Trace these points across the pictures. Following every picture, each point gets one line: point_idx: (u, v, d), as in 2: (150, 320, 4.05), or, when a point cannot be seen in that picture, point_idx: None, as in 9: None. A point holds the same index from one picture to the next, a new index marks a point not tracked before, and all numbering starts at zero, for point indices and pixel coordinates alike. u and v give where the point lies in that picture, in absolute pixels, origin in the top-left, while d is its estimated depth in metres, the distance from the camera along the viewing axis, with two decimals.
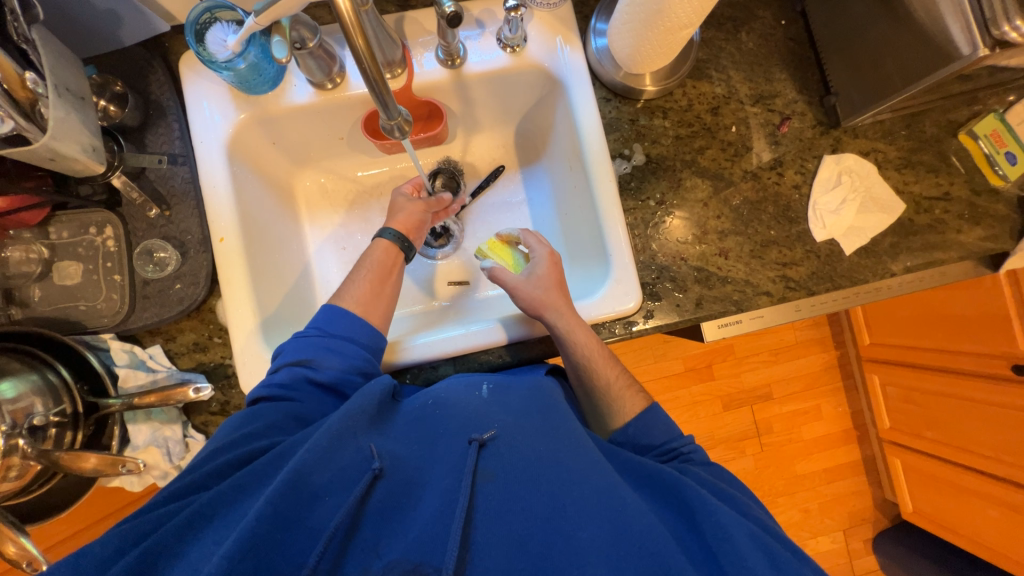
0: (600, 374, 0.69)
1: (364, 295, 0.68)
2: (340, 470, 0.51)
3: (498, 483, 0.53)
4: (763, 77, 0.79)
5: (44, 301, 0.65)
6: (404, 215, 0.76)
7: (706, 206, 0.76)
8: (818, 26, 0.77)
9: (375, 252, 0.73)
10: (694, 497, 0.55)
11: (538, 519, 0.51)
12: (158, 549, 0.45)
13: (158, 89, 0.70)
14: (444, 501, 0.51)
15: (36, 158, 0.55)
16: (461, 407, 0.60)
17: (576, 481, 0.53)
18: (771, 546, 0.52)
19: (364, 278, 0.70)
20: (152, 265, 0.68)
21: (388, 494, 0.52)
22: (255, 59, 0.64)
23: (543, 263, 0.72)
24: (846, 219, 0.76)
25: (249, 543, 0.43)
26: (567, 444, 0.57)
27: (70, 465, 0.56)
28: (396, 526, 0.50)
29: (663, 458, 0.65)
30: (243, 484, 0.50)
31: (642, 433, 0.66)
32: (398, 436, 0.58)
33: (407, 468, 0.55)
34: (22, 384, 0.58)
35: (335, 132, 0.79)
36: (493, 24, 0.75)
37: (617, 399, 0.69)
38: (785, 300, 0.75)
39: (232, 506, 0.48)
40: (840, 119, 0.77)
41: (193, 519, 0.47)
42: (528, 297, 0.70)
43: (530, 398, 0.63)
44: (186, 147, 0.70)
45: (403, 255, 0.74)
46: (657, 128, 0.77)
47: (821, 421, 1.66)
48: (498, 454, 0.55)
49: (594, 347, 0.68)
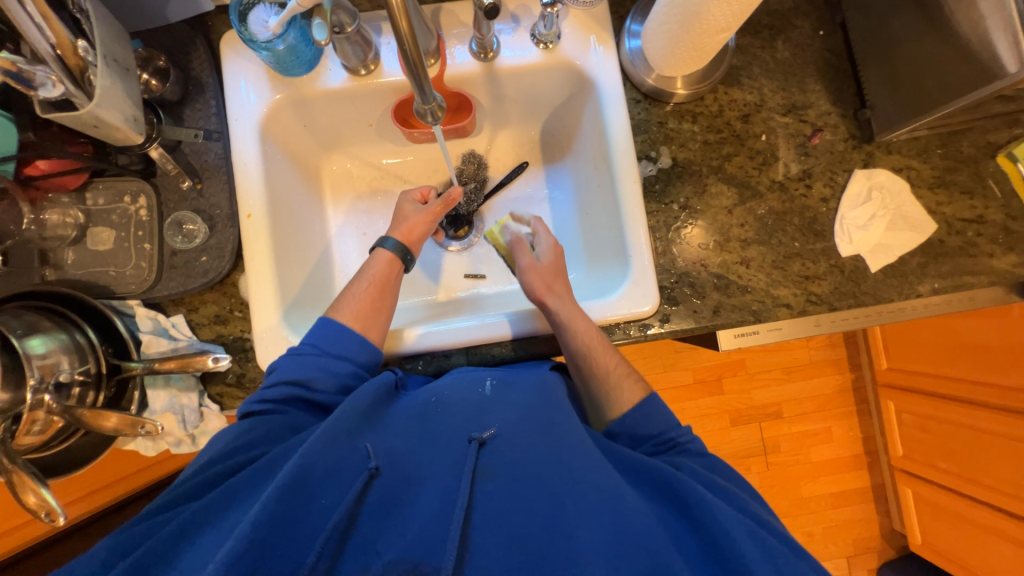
0: (600, 360, 0.67)
1: (363, 309, 0.67)
2: (337, 468, 0.52)
3: (498, 481, 0.53)
4: (797, 87, 0.78)
5: (76, 265, 0.67)
6: (407, 227, 0.75)
7: (730, 213, 0.75)
8: (857, 38, 0.75)
9: (378, 262, 0.72)
10: (692, 493, 0.54)
11: (538, 518, 0.51)
12: (153, 555, 0.46)
13: (198, 66, 0.72)
14: (444, 498, 0.52)
15: (81, 124, 0.57)
16: (462, 406, 0.61)
17: (576, 479, 0.53)
18: (767, 542, 0.51)
19: (364, 291, 0.69)
20: (180, 237, 0.69)
21: (387, 490, 0.53)
22: (294, 42, 0.66)
23: (547, 249, 0.75)
24: (874, 235, 0.74)
25: (248, 547, 0.44)
26: (566, 442, 0.57)
27: (92, 423, 0.57)
28: (396, 523, 0.50)
29: (657, 448, 0.64)
30: (239, 489, 0.51)
31: (638, 422, 0.65)
32: (393, 433, 0.58)
33: (403, 464, 0.55)
34: (52, 341, 0.58)
35: (364, 119, 0.80)
36: (528, 19, 0.75)
37: (618, 387, 0.67)
38: (805, 314, 0.74)
39: (226, 512, 0.49)
40: (874, 134, 0.75)
41: (174, 530, 0.47)
42: (531, 278, 0.71)
43: (532, 398, 0.63)
44: (221, 124, 0.72)
45: (403, 267, 0.74)
46: (686, 132, 0.77)
47: (830, 444, 1.63)
48: (496, 452, 0.55)
49: (593, 333, 0.67)
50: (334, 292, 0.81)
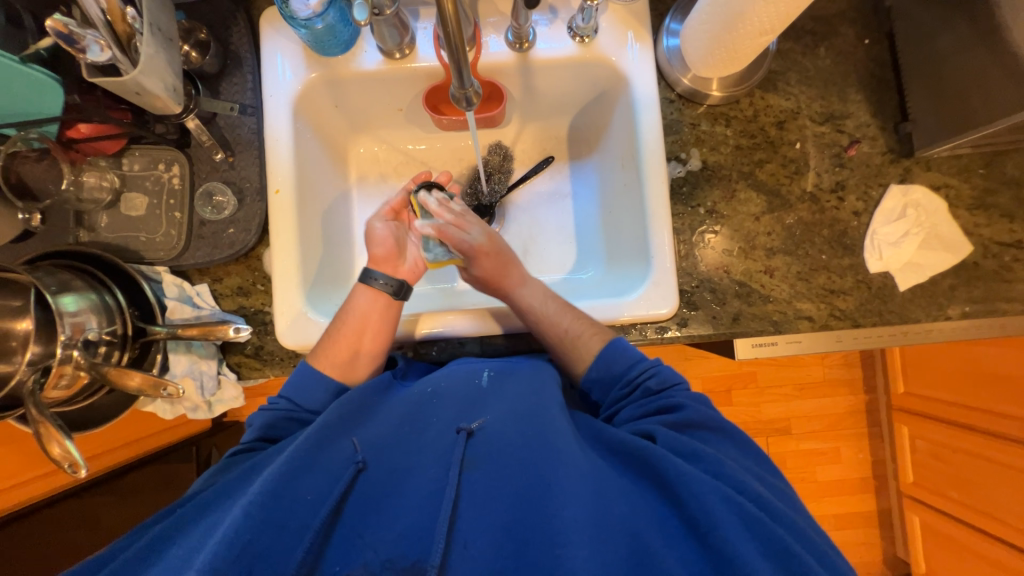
0: (552, 328, 0.68)
1: (338, 356, 0.66)
2: (326, 462, 0.54)
3: (484, 471, 0.54)
4: (836, 96, 0.76)
5: (109, 228, 0.69)
6: (383, 248, 0.73)
7: (758, 221, 0.74)
8: (904, 49, 0.73)
9: (364, 297, 0.70)
10: (671, 468, 0.51)
11: (522, 508, 0.51)
12: (147, 550, 0.50)
13: (238, 40, 0.74)
14: (432, 490, 0.53)
15: (123, 90, 0.58)
16: (455, 395, 0.61)
17: (559, 463, 0.53)
18: (744, 506, 0.49)
19: (340, 335, 0.67)
20: (210, 207, 0.71)
21: (377, 482, 0.55)
22: (332, 21, 0.66)
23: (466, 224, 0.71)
24: (906, 253, 0.72)
25: (238, 545, 0.46)
26: (551, 425, 0.56)
27: (117, 381, 0.58)
28: (384, 514, 0.52)
29: (623, 392, 0.64)
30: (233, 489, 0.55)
31: (605, 370, 0.65)
32: (379, 424, 0.59)
33: (390, 457, 0.56)
34: (83, 301, 0.60)
35: (395, 103, 0.81)
36: (565, 11, 0.75)
37: (581, 344, 0.67)
38: (827, 328, 0.72)
39: (215, 514, 0.52)
40: (914, 149, 0.73)
41: (156, 541, 0.50)
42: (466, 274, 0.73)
43: (520, 387, 0.62)
44: (256, 99, 0.73)
45: (393, 300, 0.70)
46: (718, 136, 0.75)
47: (838, 464, 1.60)
48: (484, 443, 0.56)
49: (545, 305, 0.69)
50: (353, 273, 0.82)
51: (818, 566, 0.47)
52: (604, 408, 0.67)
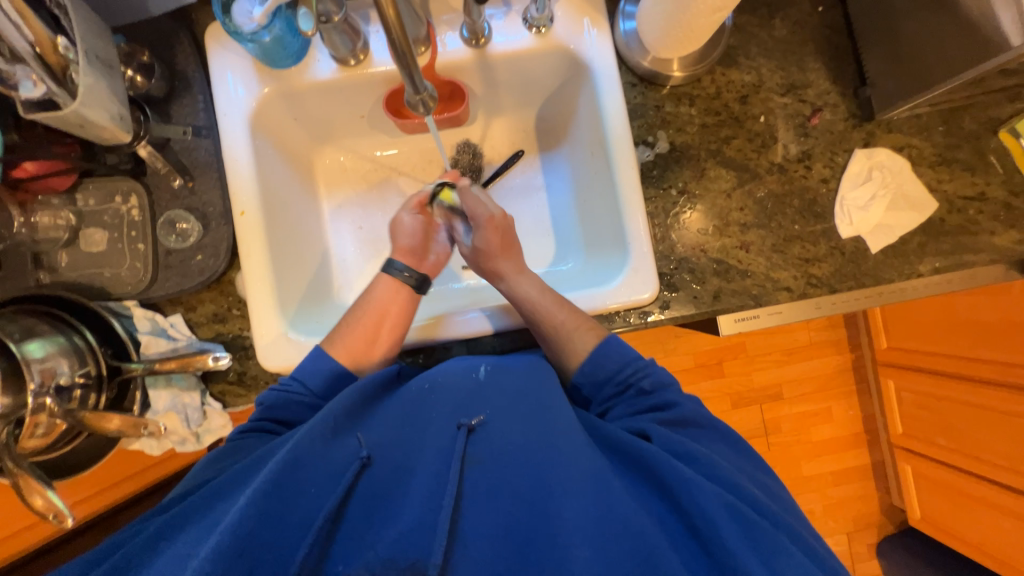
0: (547, 320, 0.67)
1: (356, 344, 0.67)
2: (327, 458, 0.53)
3: (485, 469, 0.54)
4: (796, 66, 0.76)
5: (71, 267, 0.67)
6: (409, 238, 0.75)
7: (729, 197, 0.74)
8: (857, 15, 0.74)
9: (381, 288, 0.71)
10: (672, 472, 0.51)
11: (522, 505, 0.51)
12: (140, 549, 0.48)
13: (184, 60, 0.71)
14: (432, 488, 0.52)
15: (65, 124, 0.56)
16: (453, 392, 0.60)
17: (562, 459, 0.53)
18: (749, 517, 0.49)
19: (361, 322, 0.68)
20: (174, 236, 0.68)
21: (377, 482, 0.54)
22: (280, 32, 0.64)
23: (483, 227, 0.71)
24: (874, 216, 0.73)
25: (236, 535, 0.45)
26: (554, 423, 0.56)
27: (95, 425, 0.57)
28: (386, 515, 0.52)
29: (616, 391, 0.64)
30: (229, 485, 0.54)
31: (596, 368, 0.64)
32: (382, 421, 0.59)
33: (393, 454, 0.56)
34: (50, 345, 0.58)
35: (356, 110, 0.79)
36: (519, 3, 0.73)
37: (575, 339, 0.66)
38: (805, 297, 0.73)
39: (212, 512, 0.50)
40: (874, 113, 0.74)
41: (161, 531, 0.49)
42: (474, 266, 0.75)
43: (522, 383, 0.61)
44: (210, 120, 0.71)
45: (414, 289, 0.72)
46: (683, 116, 0.75)
47: (831, 424, 1.65)
48: (484, 440, 0.56)
49: (536, 295, 0.69)
50: (332, 286, 0.81)
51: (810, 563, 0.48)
52: (594, 405, 0.66)
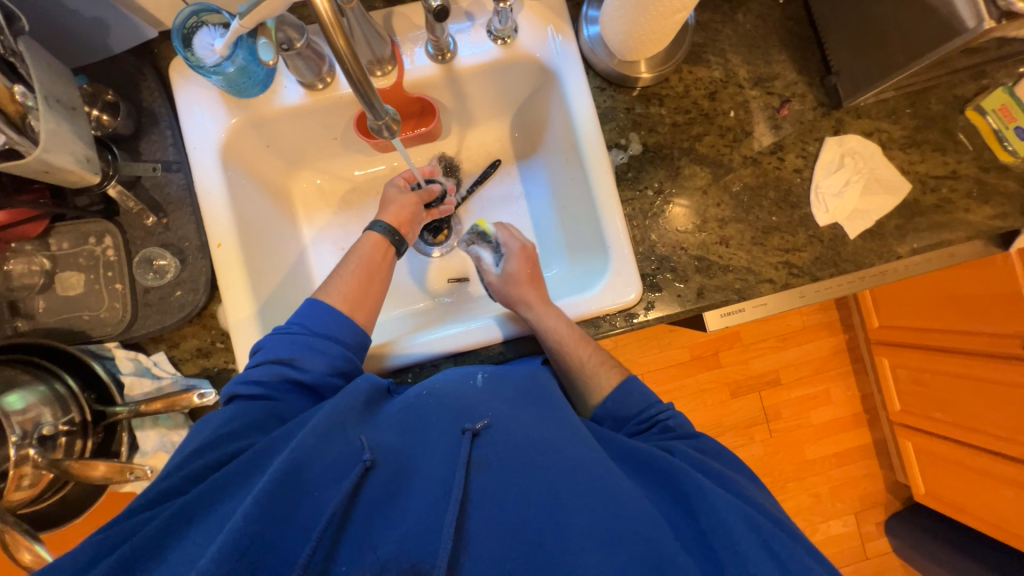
0: (568, 356, 0.66)
1: (351, 292, 0.67)
2: (332, 459, 0.50)
3: (491, 473, 0.51)
4: (762, 59, 0.77)
5: (48, 312, 0.66)
6: (396, 210, 0.75)
7: (706, 193, 0.75)
8: (817, 5, 0.74)
9: (366, 244, 0.72)
10: (689, 481, 0.52)
11: (531, 507, 0.49)
12: (135, 556, 0.44)
13: (149, 96, 0.70)
14: (437, 493, 0.50)
15: (30, 171, 0.55)
16: (454, 395, 0.58)
17: (569, 463, 0.52)
18: (766, 530, 0.49)
19: (350, 274, 0.68)
20: (152, 273, 0.68)
21: (381, 485, 0.51)
22: (243, 62, 0.64)
23: (514, 257, 0.73)
24: (850, 202, 0.74)
25: (243, 537, 0.42)
26: (559, 433, 0.56)
27: (80, 474, 0.57)
28: (392, 519, 0.49)
29: (639, 427, 0.64)
30: (224, 484, 0.50)
31: (619, 405, 0.65)
32: (386, 422, 0.56)
33: (399, 457, 0.53)
34: (30, 395, 0.58)
35: (328, 133, 0.79)
36: (483, 15, 0.73)
37: (593, 376, 0.67)
38: (788, 287, 0.74)
39: (210, 518, 0.47)
40: (842, 100, 0.75)
41: (153, 541, 0.45)
42: (498, 296, 0.72)
43: (524, 388, 0.62)
44: (180, 154, 0.70)
45: (394, 249, 0.73)
46: (654, 116, 0.76)
47: (830, 405, 1.65)
48: (489, 443, 0.53)
49: (564, 329, 0.67)
50: None
51: (814, 562, 0.48)
52: None
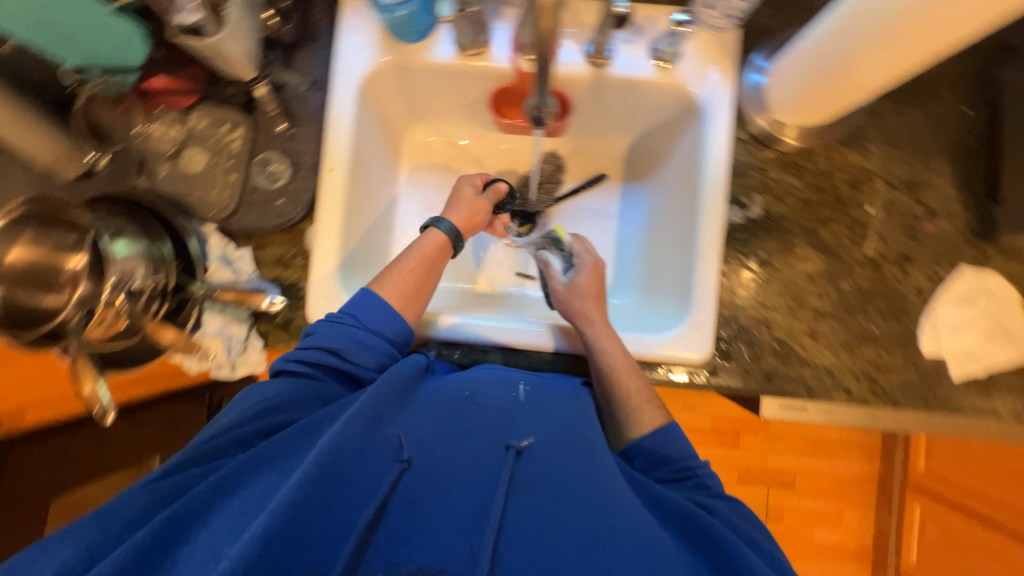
0: (618, 388, 0.65)
1: (404, 288, 0.65)
2: (372, 451, 0.51)
3: (533, 495, 0.51)
4: (921, 163, 0.71)
5: (167, 179, 0.71)
6: (464, 211, 0.74)
7: (810, 280, 0.70)
8: (1005, 126, 0.68)
9: (429, 242, 0.70)
10: (728, 542, 0.50)
11: (571, 543, 0.48)
12: (186, 514, 0.47)
13: (318, 14, 0.74)
14: (476, 511, 0.50)
15: (206, 51, 0.59)
16: (496, 411, 0.58)
17: (612, 509, 0.50)
18: None
19: (405, 271, 0.66)
20: (265, 175, 0.72)
21: (415, 489, 0.51)
22: (415, 10, 0.66)
23: (585, 271, 0.73)
24: (965, 342, 0.68)
25: (281, 514, 0.44)
26: (598, 465, 0.54)
27: (154, 333, 0.61)
28: (425, 525, 0.49)
29: (673, 475, 0.60)
30: (268, 457, 0.52)
31: (655, 447, 0.61)
32: (424, 419, 0.56)
33: (438, 456, 0.53)
34: (134, 247, 0.61)
35: (460, 97, 0.80)
36: (651, 32, 0.72)
37: (636, 415, 0.64)
38: (864, 404, 0.69)
39: (249, 491, 0.49)
40: (995, 234, 0.68)
41: (193, 511, 0.48)
42: (559, 305, 0.73)
43: (569, 414, 0.60)
44: (326, 74, 0.73)
45: (452, 247, 0.71)
46: (785, 185, 0.72)
47: (838, 529, 1.54)
48: (532, 463, 0.53)
49: (619, 356, 0.66)
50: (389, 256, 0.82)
51: None
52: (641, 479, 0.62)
